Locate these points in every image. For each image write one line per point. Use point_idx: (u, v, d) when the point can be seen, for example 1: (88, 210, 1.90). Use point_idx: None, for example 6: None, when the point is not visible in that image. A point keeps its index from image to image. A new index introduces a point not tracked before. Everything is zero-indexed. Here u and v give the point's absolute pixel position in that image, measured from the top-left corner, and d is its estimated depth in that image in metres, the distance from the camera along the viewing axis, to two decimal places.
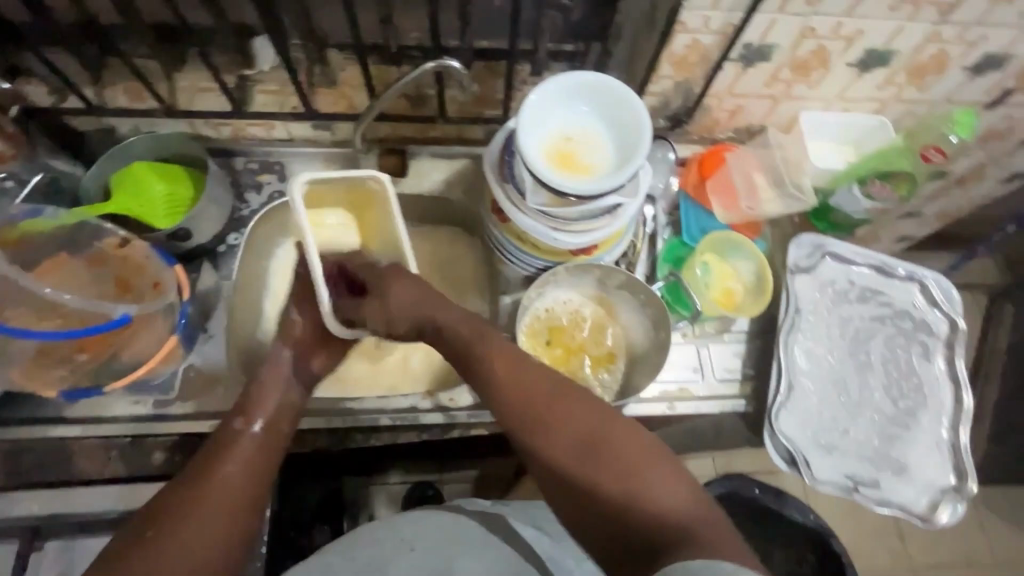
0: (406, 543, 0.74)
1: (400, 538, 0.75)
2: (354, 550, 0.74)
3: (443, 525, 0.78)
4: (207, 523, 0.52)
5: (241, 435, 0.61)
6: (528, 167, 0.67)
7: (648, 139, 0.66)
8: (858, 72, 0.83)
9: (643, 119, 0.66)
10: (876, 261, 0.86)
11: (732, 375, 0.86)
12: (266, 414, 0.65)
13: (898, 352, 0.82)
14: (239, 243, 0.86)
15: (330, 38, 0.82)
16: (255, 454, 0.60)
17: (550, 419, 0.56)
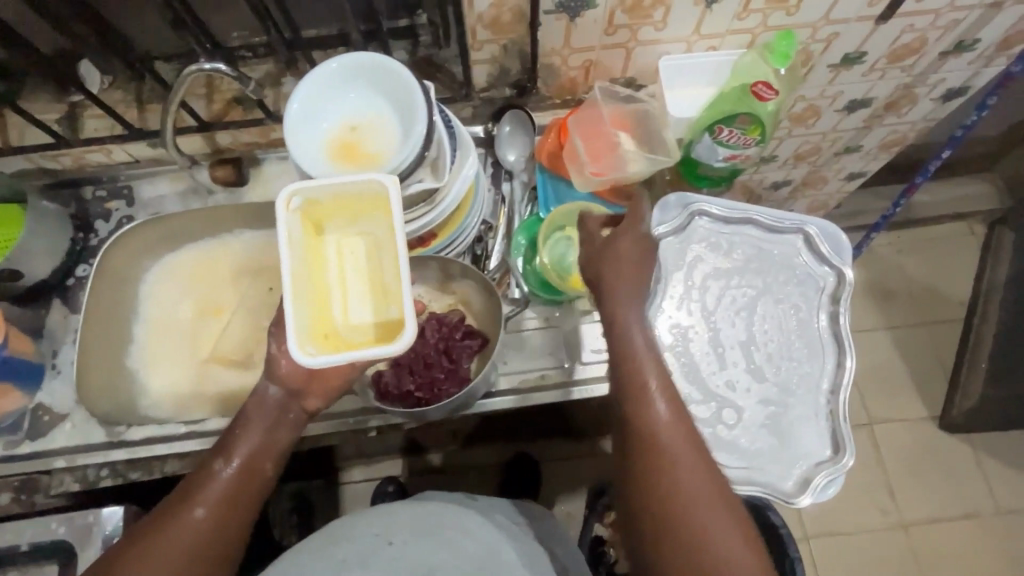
0: (382, 538, 0.68)
1: (369, 533, 0.69)
2: (323, 553, 0.67)
3: (420, 513, 0.73)
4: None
5: (212, 478, 0.61)
6: (314, 175, 0.61)
7: (422, 101, 0.61)
8: (703, 4, 0.74)
9: (411, 83, 0.61)
10: (754, 215, 0.78)
11: (595, 357, 0.81)
12: (243, 456, 0.63)
13: (779, 314, 0.74)
14: (87, 274, 0.86)
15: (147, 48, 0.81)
16: (216, 510, 0.60)
17: (664, 450, 0.54)
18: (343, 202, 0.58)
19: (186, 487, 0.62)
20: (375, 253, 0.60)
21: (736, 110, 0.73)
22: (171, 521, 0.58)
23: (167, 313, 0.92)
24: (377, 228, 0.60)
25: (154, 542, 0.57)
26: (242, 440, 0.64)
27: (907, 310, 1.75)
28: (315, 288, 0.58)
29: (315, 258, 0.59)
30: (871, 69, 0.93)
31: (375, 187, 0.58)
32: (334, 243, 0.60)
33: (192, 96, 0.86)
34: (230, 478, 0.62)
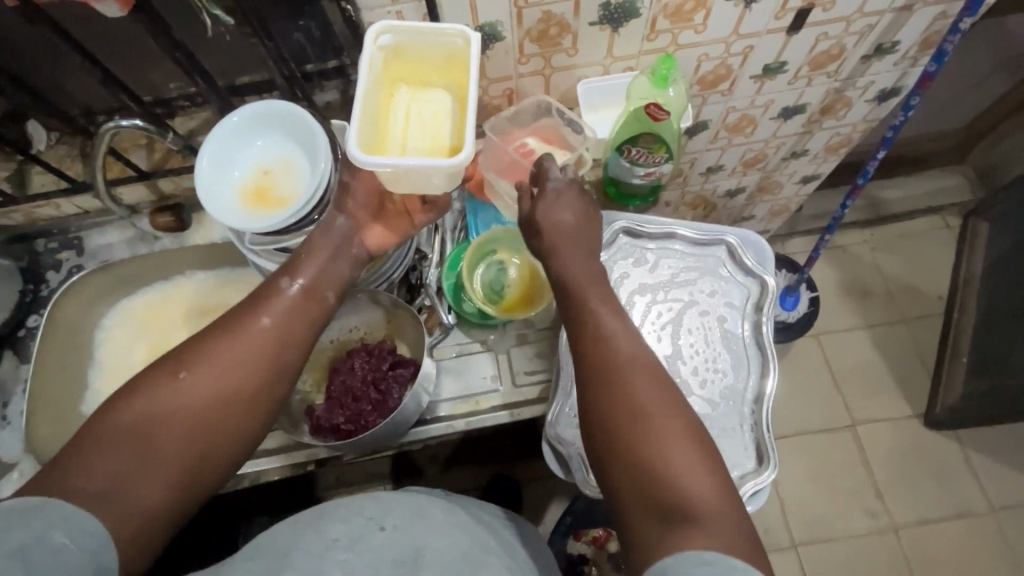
0: (373, 524, 0.61)
1: (358, 515, 0.62)
2: (311, 532, 0.59)
3: (413, 504, 0.66)
4: (196, 410, 0.51)
5: (276, 294, 0.58)
6: (229, 222, 0.63)
7: (322, 132, 0.64)
8: (609, 29, 0.76)
9: (309, 117, 0.65)
10: (678, 230, 0.79)
11: (534, 378, 0.80)
12: (308, 277, 0.60)
13: (704, 327, 0.75)
14: (38, 324, 0.90)
15: (88, 103, 0.85)
16: (277, 335, 0.56)
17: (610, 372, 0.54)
18: (425, 59, 0.65)
19: (245, 304, 0.57)
20: (438, 113, 0.65)
21: (635, 130, 0.75)
22: (229, 334, 0.54)
23: (122, 357, 0.94)
24: (446, 95, 0.66)
25: (213, 353, 0.53)
26: (310, 262, 0.60)
27: (885, 308, 1.73)
28: (378, 118, 0.64)
29: (384, 112, 0.65)
30: (796, 77, 0.94)
31: (455, 46, 0.64)
32: (404, 97, 0.66)
33: (135, 147, 0.89)
34: (296, 296, 0.58)
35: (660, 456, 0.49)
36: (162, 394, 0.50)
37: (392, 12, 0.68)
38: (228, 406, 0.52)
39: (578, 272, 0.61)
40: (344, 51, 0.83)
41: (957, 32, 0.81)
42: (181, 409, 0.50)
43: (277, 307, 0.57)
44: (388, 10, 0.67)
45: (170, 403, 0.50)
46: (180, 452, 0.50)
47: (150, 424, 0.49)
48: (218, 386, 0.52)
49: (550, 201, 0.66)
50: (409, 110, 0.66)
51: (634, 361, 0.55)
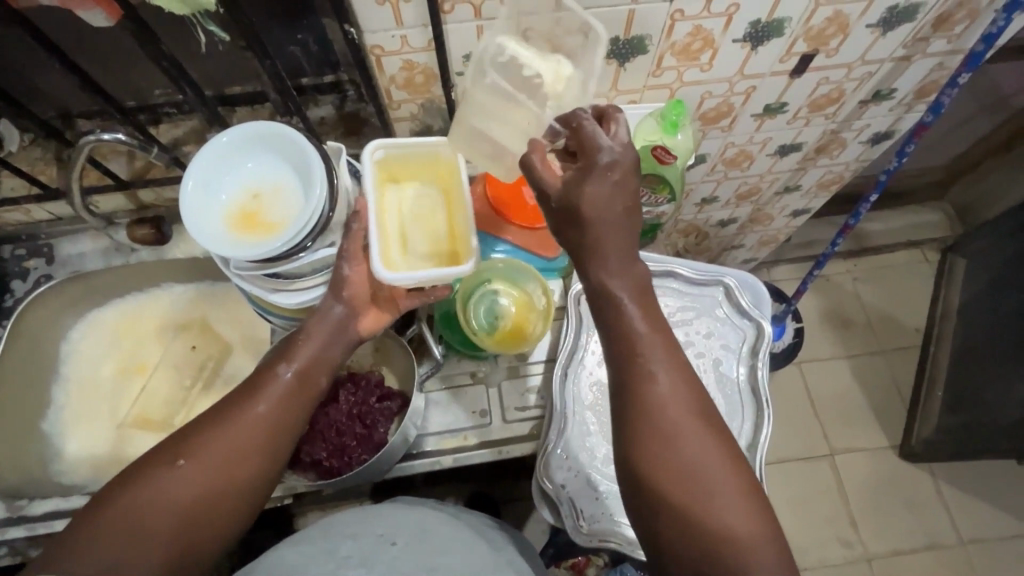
0: (385, 540, 0.63)
1: (372, 534, 0.64)
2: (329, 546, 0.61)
3: (422, 523, 0.68)
4: (188, 498, 0.50)
5: (272, 380, 0.57)
6: (215, 250, 0.60)
7: (317, 157, 0.61)
8: (616, 64, 0.75)
9: (304, 141, 0.62)
10: (677, 268, 0.78)
11: (525, 415, 0.78)
12: (303, 361, 0.59)
13: (700, 369, 0.75)
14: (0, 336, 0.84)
15: (66, 106, 0.81)
16: (271, 417, 0.55)
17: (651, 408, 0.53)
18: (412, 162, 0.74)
19: (239, 392, 0.57)
20: (427, 208, 0.74)
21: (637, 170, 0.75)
22: (221, 421, 0.54)
23: (90, 373, 0.89)
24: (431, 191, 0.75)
25: (208, 443, 0.53)
26: (308, 346, 0.59)
27: (865, 340, 1.76)
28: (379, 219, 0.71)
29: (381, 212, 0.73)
30: (794, 117, 0.95)
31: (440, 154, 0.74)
32: (394, 195, 0.74)
33: (114, 154, 0.85)
34: (289, 380, 0.57)
35: (695, 478, 0.50)
36: (155, 483, 0.50)
37: (396, 36, 0.65)
38: (220, 492, 0.52)
39: (621, 283, 0.56)
40: (341, 68, 0.81)
41: (955, 86, 0.82)
42: (173, 497, 0.50)
43: (273, 390, 0.56)
44: (393, 34, 0.65)
45: (161, 492, 0.50)
46: (172, 543, 0.49)
47: (140, 515, 0.48)
48: (210, 475, 0.51)
49: (593, 179, 0.55)
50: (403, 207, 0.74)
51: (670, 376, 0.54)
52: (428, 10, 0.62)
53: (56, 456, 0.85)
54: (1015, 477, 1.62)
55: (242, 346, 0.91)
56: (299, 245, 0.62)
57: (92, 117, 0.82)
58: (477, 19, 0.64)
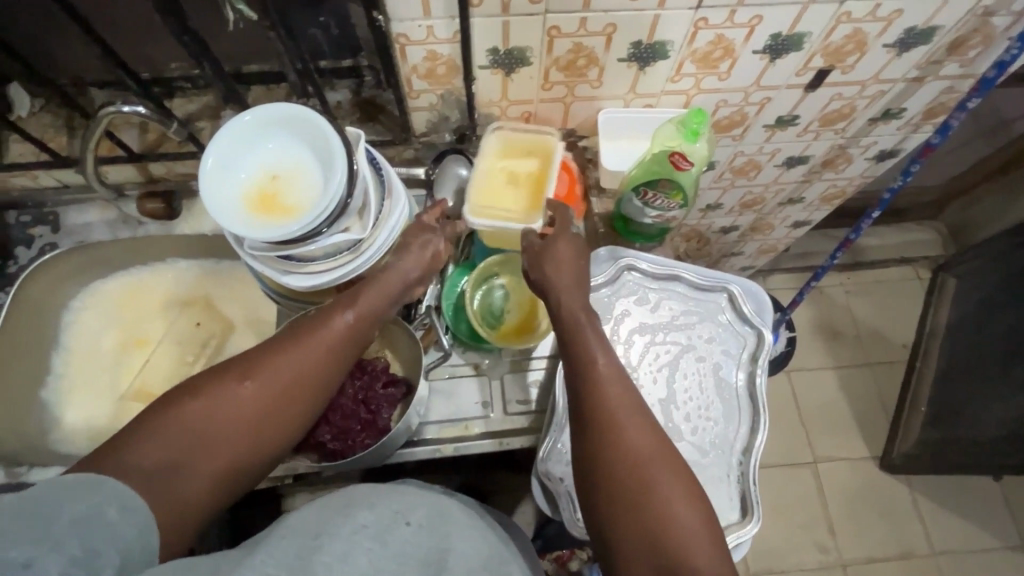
0: (402, 517, 0.53)
1: (387, 512, 0.53)
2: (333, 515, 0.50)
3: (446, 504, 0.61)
4: (242, 418, 0.54)
5: (332, 322, 0.61)
6: (232, 229, 0.61)
7: (338, 143, 0.61)
8: (637, 67, 0.76)
9: (325, 126, 0.62)
10: (682, 273, 0.80)
11: (525, 408, 0.79)
12: (360, 310, 0.63)
13: (699, 373, 0.76)
14: (5, 303, 0.83)
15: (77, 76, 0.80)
16: (328, 356, 0.59)
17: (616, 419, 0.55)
18: (524, 142, 0.80)
19: (300, 329, 0.60)
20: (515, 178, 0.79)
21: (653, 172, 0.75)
22: (282, 353, 0.57)
23: (89, 344, 0.89)
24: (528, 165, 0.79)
25: (268, 373, 0.56)
26: (368, 299, 0.64)
27: (853, 352, 1.80)
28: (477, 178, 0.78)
29: (481, 176, 0.78)
30: (805, 130, 0.96)
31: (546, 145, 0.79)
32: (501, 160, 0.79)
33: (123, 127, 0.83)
34: (347, 326, 0.61)
35: (659, 503, 0.51)
36: (217, 399, 0.54)
37: (423, 26, 0.66)
38: (268, 421, 0.55)
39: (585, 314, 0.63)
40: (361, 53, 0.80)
41: (964, 109, 0.84)
42: (232, 414, 0.54)
43: (336, 325, 0.61)
44: (420, 23, 0.65)
45: (222, 408, 0.53)
46: (218, 458, 0.53)
47: (199, 425, 0.52)
48: (267, 401, 0.55)
49: (547, 251, 0.68)
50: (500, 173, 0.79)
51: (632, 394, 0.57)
52: (457, 2, 0.63)
53: (54, 424, 0.85)
54: (988, 492, 1.67)
55: (245, 325, 0.91)
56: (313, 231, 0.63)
57: (104, 87, 0.82)
58: (505, 15, 0.65)
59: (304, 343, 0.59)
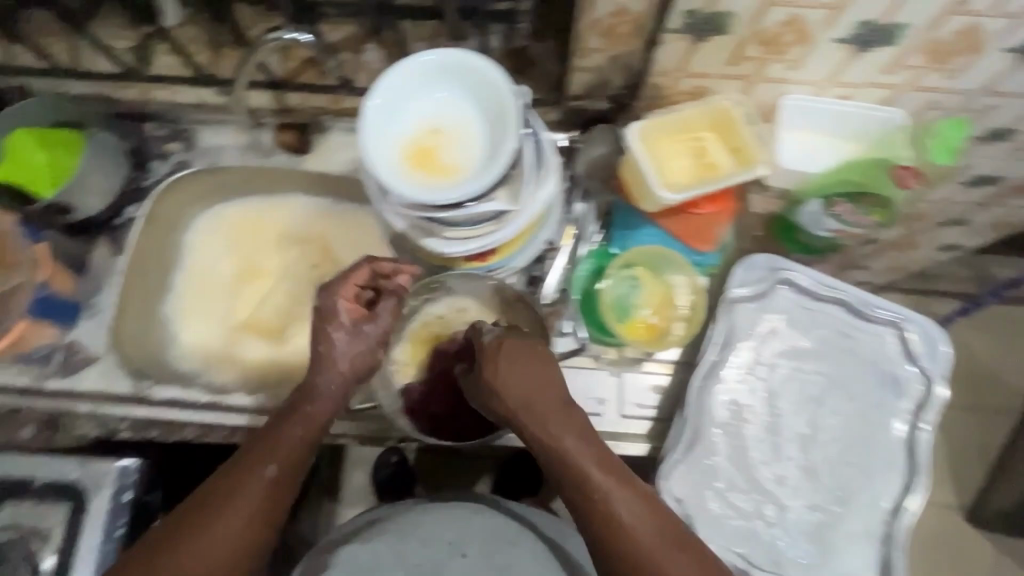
0: (454, 548, 0.71)
1: (439, 541, 0.71)
2: (394, 554, 0.70)
3: (483, 531, 0.73)
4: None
5: (254, 475, 0.58)
6: (384, 178, 0.56)
7: (517, 112, 0.55)
8: (851, 50, 0.64)
9: (507, 91, 0.55)
10: (846, 296, 0.70)
11: (643, 413, 0.74)
12: (286, 455, 0.60)
13: (849, 413, 0.67)
14: (138, 215, 0.83)
15: None
16: (267, 497, 0.58)
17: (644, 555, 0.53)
18: (738, 136, 0.73)
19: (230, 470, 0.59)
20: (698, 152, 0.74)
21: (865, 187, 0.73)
22: (250, 476, 0.58)
23: (208, 267, 0.89)
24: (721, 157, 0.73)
25: (212, 522, 0.56)
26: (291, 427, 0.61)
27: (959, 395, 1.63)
28: (674, 118, 0.73)
29: (680, 119, 0.74)
30: (1014, 149, 0.81)
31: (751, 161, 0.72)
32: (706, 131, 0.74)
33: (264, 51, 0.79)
34: (274, 472, 0.59)
35: None
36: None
37: None
38: (201, 515, 0.56)
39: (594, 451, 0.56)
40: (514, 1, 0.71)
41: None
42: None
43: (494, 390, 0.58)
44: None
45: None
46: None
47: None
48: (233, 539, 0.56)
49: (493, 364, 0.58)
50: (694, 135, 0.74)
51: (635, 538, 0.53)
52: None
53: (171, 342, 0.86)
54: None
55: None
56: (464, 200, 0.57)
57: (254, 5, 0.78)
58: None
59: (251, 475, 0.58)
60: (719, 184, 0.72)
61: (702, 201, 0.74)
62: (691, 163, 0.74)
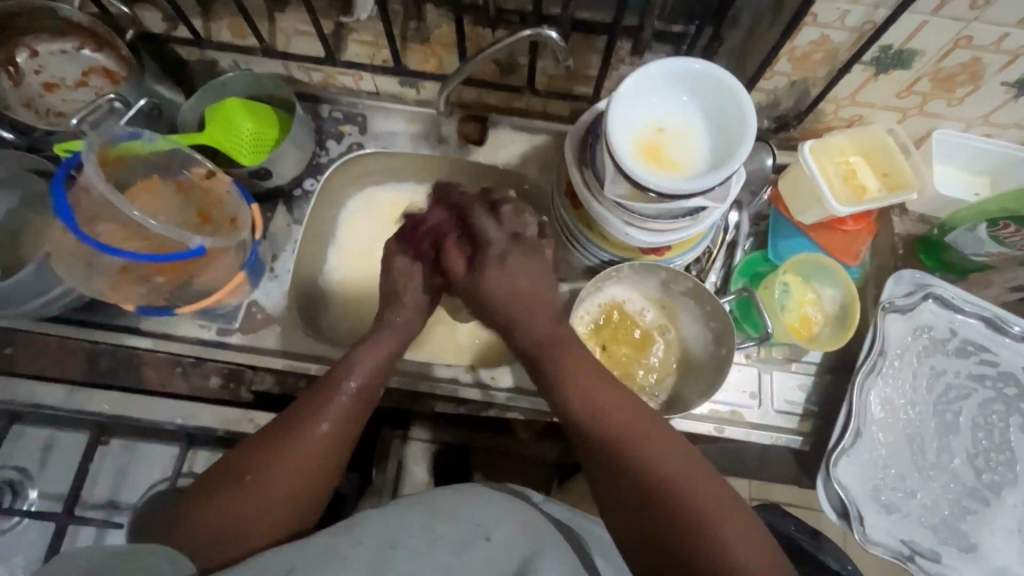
0: (479, 530, 0.49)
1: (465, 523, 0.50)
2: (412, 525, 0.48)
3: (515, 523, 0.52)
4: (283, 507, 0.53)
5: (336, 392, 0.59)
6: (622, 161, 0.63)
7: (754, 122, 0.62)
8: (1014, 94, 0.72)
9: (746, 103, 0.62)
10: (989, 312, 0.76)
11: (792, 408, 0.79)
12: (363, 376, 0.61)
13: (992, 420, 0.74)
14: (314, 189, 0.87)
15: None
16: (345, 419, 0.59)
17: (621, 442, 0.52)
18: (890, 159, 0.80)
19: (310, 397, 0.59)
20: (854, 172, 0.80)
21: None
22: (332, 388, 0.59)
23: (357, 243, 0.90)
24: (872, 177, 0.80)
25: (283, 452, 0.55)
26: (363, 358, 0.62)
27: None
28: (832, 141, 0.81)
29: (837, 143, 0.81)
30: None
31: (902, 184, 0.79)
32: (858, 153, 0.81)
33: (452, 48, 0.84)
34: (351, 396, 0.60)
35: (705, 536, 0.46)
36: (252, 499, 0.52)
37: (841, 9, 0.64)
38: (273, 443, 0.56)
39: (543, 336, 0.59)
40: (701, 22, 0.75)
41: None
42: (272, 501, 0.53)
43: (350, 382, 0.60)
44: (840, 6, 0.64)
45: (263, 497, 0.53)
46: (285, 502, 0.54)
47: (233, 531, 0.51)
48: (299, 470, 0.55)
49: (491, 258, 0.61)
50: (848, 157, 0.81)
51: (607, 417, 0.53)
52: None
53: None
54: None
55: None
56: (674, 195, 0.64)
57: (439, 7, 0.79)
58: (931, 14, 0.63)
59: (334, 388, 0.59)
60: (875, 204, 0.78)
61: (848, 220, 0.80)
62: (847, 181, 0.80)
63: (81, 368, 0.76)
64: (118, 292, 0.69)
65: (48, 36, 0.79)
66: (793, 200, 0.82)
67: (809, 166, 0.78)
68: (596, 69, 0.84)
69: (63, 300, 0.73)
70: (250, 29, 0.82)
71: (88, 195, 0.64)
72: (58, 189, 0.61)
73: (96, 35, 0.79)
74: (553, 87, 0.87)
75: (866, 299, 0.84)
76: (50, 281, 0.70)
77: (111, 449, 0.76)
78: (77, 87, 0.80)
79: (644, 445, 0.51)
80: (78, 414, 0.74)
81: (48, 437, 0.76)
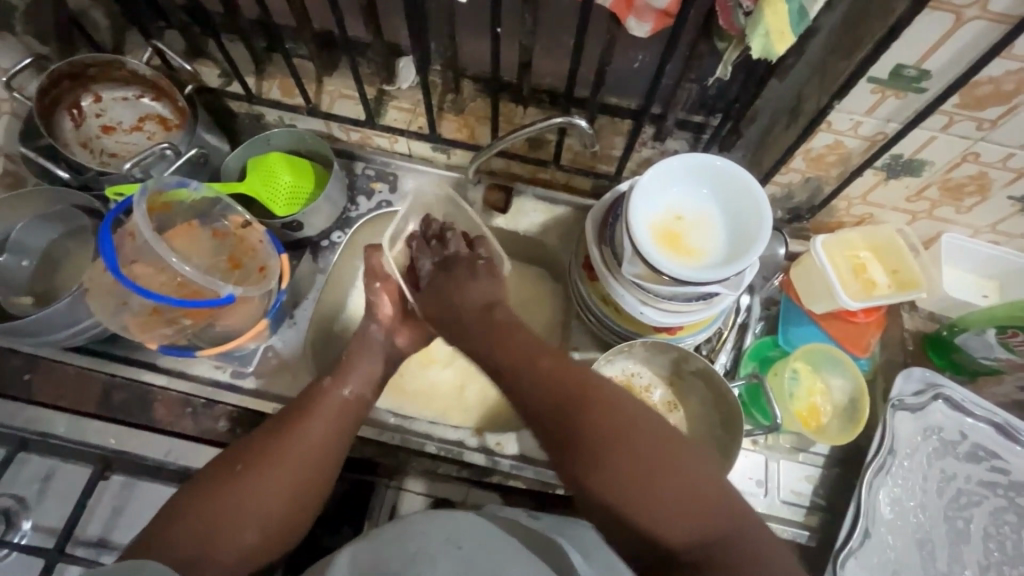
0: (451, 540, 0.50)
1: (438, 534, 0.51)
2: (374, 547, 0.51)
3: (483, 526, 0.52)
4: (279, 500, 0.58)
5: (327, 396, 0.67)
6: (644, 245, 0.66)
7: (768, 222, 0.66)
8: (1020, 207, 0.74)
9: (762, 202, 0.67)
10: (999, 418, 0.75)
11: (798, 500, 0.78)
12: (354, 384, 0.69)
13: (1004, 530, 0.73)
14: (342, 241, 0.89)
15: (468, 70, 0.85)
16: (334, 422, 0.65)
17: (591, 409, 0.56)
18: (897, 258, 0.82)
19: (301, 401, 0.67)
20: (862, 268, 0.82)
21: None
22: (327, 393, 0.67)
23: None
24: (880, 272, 0.82)
25: (283, 450, 0.61)
26: (355, 371, 0.70)
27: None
28: (843, 237, 0.83)
29: (847, 238, 0.83)
30: None
31: (909, 284, 0.81)
32: (866, 250, 0.83)
33: (485, 120, 0.89)
34: (343, 400, 0.67)
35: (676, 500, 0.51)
36: (247, 492, 0.57)
37: (854, 120, 0.68)
38: (271, 438, 0.62)
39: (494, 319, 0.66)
40: (721, 117, 0.79)
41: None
42: (273, 492, 0.58)
43: (345, 390, 0.69)
44: (853, 117, 0.68)
45: (260, 494, 0.57)
46: (284, 492, 0.59)
47: (222, 523, 0.55)
48: (296, 464, 0.60)
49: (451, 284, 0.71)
50: (858, 253, 0.83)
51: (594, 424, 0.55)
52: (909, 110, 0.65)
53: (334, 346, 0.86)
54: None
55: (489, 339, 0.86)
56: (686, 281, 0.66)
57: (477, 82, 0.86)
58: (939, 130, 0.67)
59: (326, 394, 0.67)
60: (883, 300, 0.80)
61: (859, 312, 0.81)
62: (857, 275, 0.82)
63: (95, 400, 0.77)
64: (144, 332, 0.72)
65: (112, 84, 0.84)
66: (804, 288, 0.84)
67: (821, 257, 0.80)
68: (620, 150, 0.88)
69: (88, 332, 0.75)
70: (299, 89, 0.88)
71: (133, 238, 0.69)
72: (106, 231, 0.67)
73: (157, 86, 0.84)
74: (578, 163, 0.91)
75: (876, 392, 0.84)
76: (82, 314, 0.72)
77: (111, 485, 0.75)
78: (133, 131, 0.85)
79: (642, 459, 0.53)
80: (84, 447, 0.75)
81: (50, 468, 0.76)
